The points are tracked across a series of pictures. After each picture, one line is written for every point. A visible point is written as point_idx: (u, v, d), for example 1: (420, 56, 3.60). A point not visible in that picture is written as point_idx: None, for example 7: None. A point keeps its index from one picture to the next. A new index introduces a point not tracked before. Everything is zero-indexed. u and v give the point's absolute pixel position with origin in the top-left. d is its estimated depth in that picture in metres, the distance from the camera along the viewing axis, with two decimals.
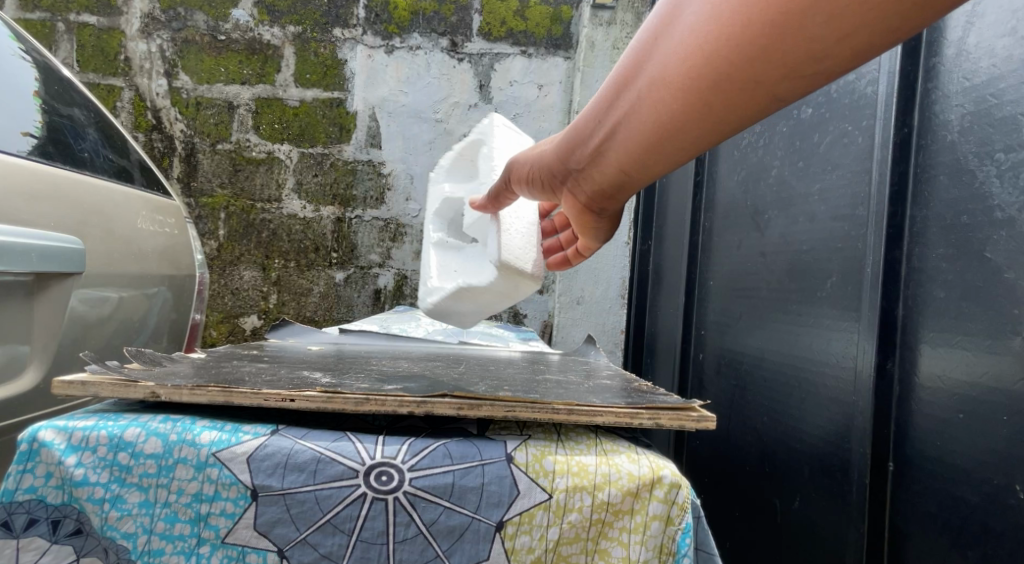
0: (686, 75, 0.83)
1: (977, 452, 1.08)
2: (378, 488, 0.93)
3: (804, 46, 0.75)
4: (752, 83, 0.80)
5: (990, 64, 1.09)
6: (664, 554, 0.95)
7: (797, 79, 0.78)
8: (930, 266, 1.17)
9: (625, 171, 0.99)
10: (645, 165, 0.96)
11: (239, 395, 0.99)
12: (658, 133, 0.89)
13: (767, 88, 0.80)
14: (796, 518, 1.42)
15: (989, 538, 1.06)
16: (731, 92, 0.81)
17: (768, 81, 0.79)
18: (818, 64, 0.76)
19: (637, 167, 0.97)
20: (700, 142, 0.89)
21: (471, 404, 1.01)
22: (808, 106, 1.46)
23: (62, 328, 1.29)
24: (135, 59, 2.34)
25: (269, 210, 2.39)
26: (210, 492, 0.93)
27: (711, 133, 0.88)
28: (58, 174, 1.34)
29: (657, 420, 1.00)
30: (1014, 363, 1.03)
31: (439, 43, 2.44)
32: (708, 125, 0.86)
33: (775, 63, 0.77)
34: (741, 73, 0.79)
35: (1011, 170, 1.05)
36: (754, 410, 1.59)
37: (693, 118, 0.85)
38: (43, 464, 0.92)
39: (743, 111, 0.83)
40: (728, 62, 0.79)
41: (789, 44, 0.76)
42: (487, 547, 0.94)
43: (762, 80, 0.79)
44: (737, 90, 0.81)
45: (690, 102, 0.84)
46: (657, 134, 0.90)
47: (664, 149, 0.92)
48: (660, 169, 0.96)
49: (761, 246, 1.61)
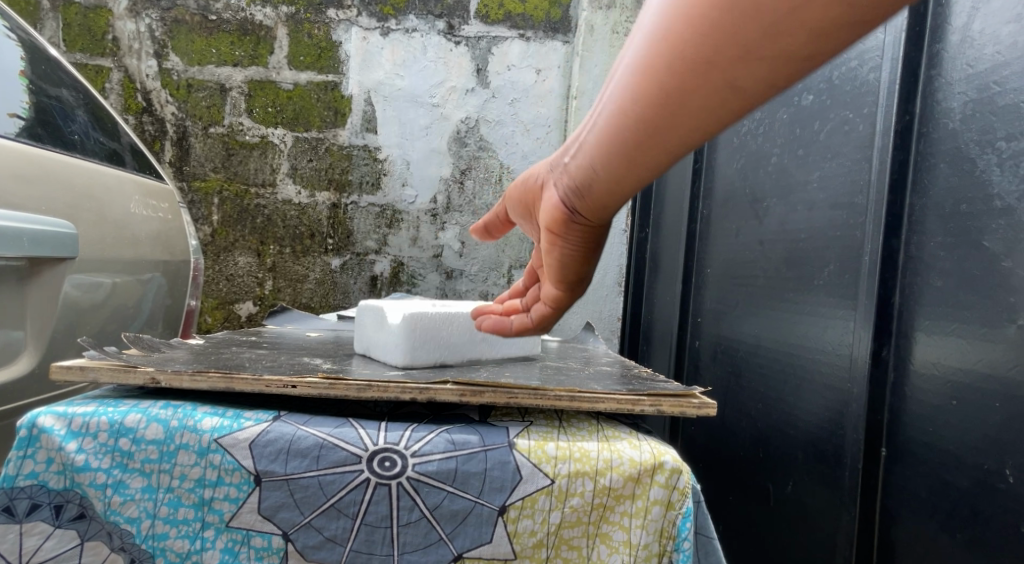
0: (651, 57, 0.75)
1: (968, 437, 1.09)
2: (383, 473, 0.93)
3: (756, 18, 0.69)
4: (706, 64, 0.72)
5: (994, 51, 1.09)
6: (665, 538, 0.97)
7: (756, 59, 0.70)
8: (928, 254, 1.18)
9: (587, 173, 0.84)
10: (612, 170, 0.82)
11: (240, 381, 0.99)
12: (628, 118, 0.77)
13: (731, 66, 0.71)
14: (789, 502, 1.43)
15: (978, 523, 1.07)
16: (698, 65, 0.72)
17: (722, 62, 0.71)
18: (781, 43, 0.69)
19: (600, 170, 0.82)
20: (668, 138, 0.77)
21: (473, 391, 1.01)
22: (809, 94, 1.47)
23: (57, 315, 1.29)
24: (124, 38, 2.32)
25: (264, 195, 2.38)
26: (213, 478, 0.94)
27: (677, 124, 0.76)
28: (49, 156, 1.32)
29: (659, 407, 1.01)
30: (1008, 350, 1.04)
31: (435, 26, 2.42)
32: (671, 110, 0.75)
33: (731, 38, 0.70)
34: (699, 48, 0.71)
35: (1012, 158, 1.05)
36: (749, 396, 1.61)
37: (658, 97, 0.75)
38: (43, 450, 0.93)
39: (698, 97, 0.73)
40: (689, 32, 0.72)
41: (737, 20, 0.69)
42: (490, 530, 0.95)
43: (717, 61, 0.71)
44: (692, 67, 0.72)
45: (656, 80, 0.74)
46: (621, 126, 0.78)
47: (622, 141, 0.79)
48: (624, 171, 0.81)
49: (759, 234, 1.61)
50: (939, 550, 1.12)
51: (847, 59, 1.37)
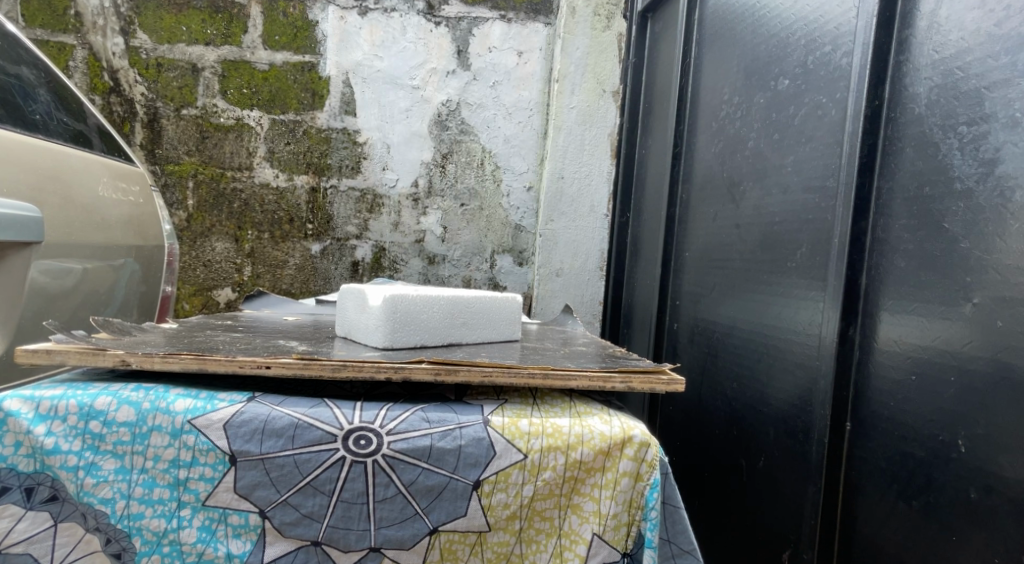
0: None
1: (926, 410, 1.13)
2: (358, 451, 0.95)
3: None
4: None
5: (959, 37, 1.12)
6: (634, 508, 1.00)
7: None
8: (893, 236, 1.21)
9: None
10: None
11: (214, 362, 1.00)
12: None
13: None
14: (761, 476, 1.47)
15: (934, 492, 1.10)
16: None
17: None
18: None
19: None
20: None
21: (448, 370, 1.03)
22: (786, 78, 1.49)
23: (25, 300, 1.27)
24: (87, 14, 2.29)
25: (241, 178, 2.37)
26: (188, 458, 0.95)
27: None
28: (11, 137, 1.31)
29: (629, 383, 1.04)
30: (965, 327, 1.07)
31: (415, 6, 2.42)
32: None
33: None
34: None
35: (973, 142, 1.08)
36: (724, 376, 1.64)
37: None
38: (11, 433, 0.93)
39: None
40: None
41: None
42: (464, 504, 0.97)
43: None
44: None
45: None
46: None
47: None
48: None
49: (736, 218, 1.64)
50: (897, 519, 1.17)
51: (821, 43, 1.39)
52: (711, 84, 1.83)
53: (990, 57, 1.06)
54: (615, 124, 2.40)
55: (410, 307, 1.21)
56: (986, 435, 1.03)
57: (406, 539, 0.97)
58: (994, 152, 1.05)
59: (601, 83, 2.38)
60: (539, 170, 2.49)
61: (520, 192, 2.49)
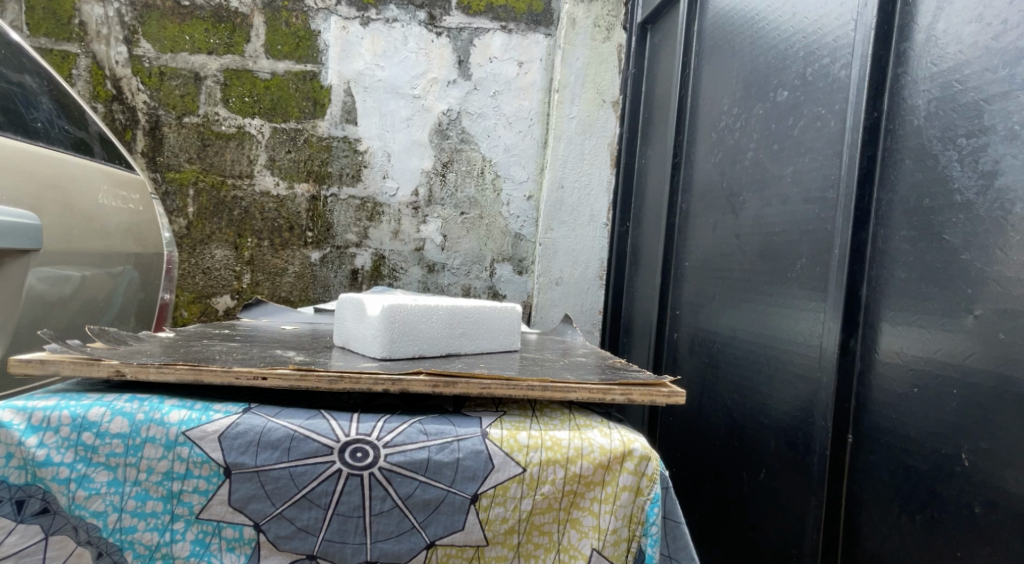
0: None
1: (927, 423, 1.12)
2: (355, 464, 0.94)
3: None
4: None
5: (956, 50, 1.12)
6: (634, 523, 0.99)
7: None
8: (893, 248, 1.21)
9: None
10: None
11: (209, 373, 0.99)
12: None
13: None
14: (762, 488, 1.46)
15: (937, 505, 1.09)
16: None
17: None
18: None
19: None
20: None
21: (447, 381, 1.02)
22: (785, 89, 1.49)
23: (22, 308, 1.26)
24: (91, 23, 2.30)
25: (241, 186, 2.37)
26: (181, 470, 0.94)
27: None
28: (11, 145, 1.30)
29: (629, 395, 1.04)
30: (967, 340, 1.06)
31: (416, 17, 2.43)
32: None
33: None
34: None
35: (972, 154, 1.07)
36: (725, 386, 1.63)
37: None
38: (2, 445, 0.92)
39: None
40: None
41: None
42: (462, 518, 0.96)
43: None
44: None
45: None
46: None
47: None
48: None
49: (736, 228, 1.63)
50: (899, 532, 1.15)
51: (819, 55, 1.39)
52: (710, 94, 1.83)
53: (988, 70, 1.06)
54: (614, 134, 2.40)
55: (408, 317, 1.20)
56: (989, 449, 1.02)
57: (403, 552, 0.96)
58: (994, 164, 1.04)
59: (601, 93, 2.39)
60: (539, 179, 2.49)
61: (520, 202, 2.49)
